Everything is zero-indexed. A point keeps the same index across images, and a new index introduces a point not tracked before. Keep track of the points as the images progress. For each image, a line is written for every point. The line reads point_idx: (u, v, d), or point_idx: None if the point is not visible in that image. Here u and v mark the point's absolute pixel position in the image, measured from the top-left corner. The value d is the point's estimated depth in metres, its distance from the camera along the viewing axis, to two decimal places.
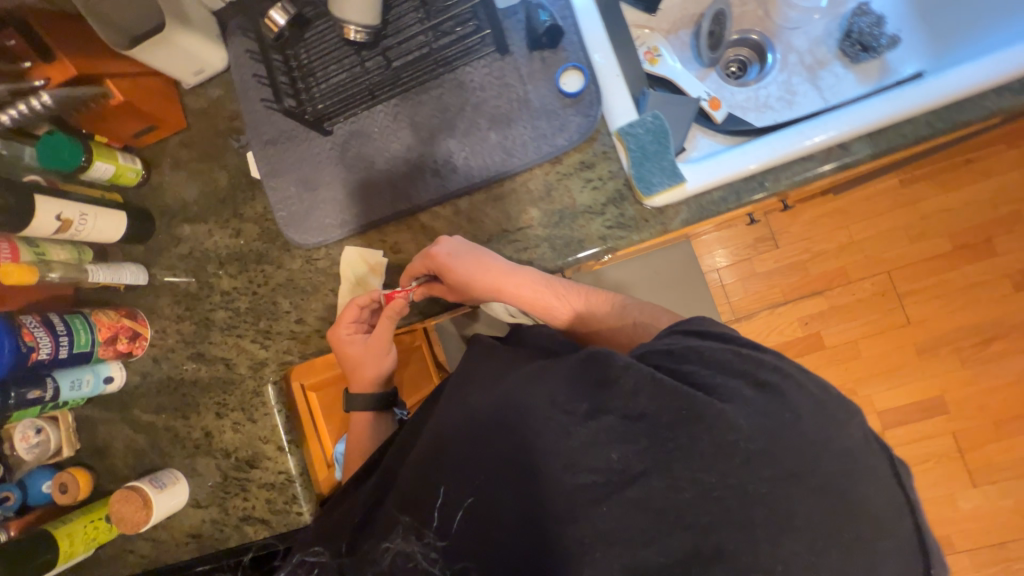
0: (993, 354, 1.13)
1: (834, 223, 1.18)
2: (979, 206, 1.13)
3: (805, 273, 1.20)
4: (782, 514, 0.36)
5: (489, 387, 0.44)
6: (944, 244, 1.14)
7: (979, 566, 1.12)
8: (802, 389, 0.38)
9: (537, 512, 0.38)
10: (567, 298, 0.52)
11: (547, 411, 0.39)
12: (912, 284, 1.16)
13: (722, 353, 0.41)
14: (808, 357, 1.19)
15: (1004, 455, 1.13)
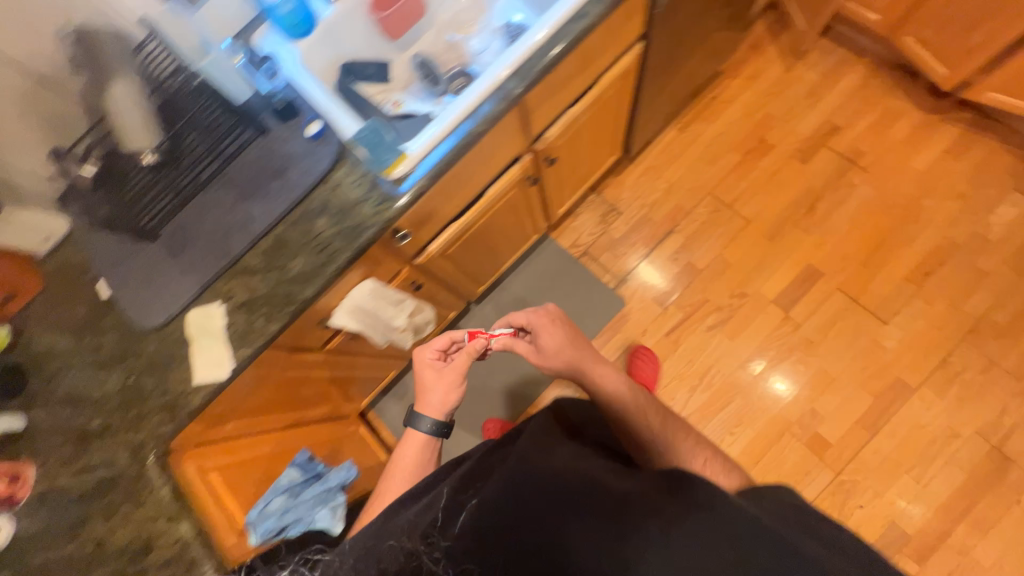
0: (824, 212, 1.31)
1: (651, 178, 1.42)
2: (741, 120, 1.41)
3: (652, 222, 1.39)
4: None
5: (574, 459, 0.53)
6: (734, 156, 1.39)
7: (938, 391, 1.15)
8: None
9: None
10: (646, 411, 0.68)
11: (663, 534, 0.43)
12: (733, 193, 1.37)
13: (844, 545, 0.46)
14: (693, 284, 1.32)
15: (890, 285, 1.23)
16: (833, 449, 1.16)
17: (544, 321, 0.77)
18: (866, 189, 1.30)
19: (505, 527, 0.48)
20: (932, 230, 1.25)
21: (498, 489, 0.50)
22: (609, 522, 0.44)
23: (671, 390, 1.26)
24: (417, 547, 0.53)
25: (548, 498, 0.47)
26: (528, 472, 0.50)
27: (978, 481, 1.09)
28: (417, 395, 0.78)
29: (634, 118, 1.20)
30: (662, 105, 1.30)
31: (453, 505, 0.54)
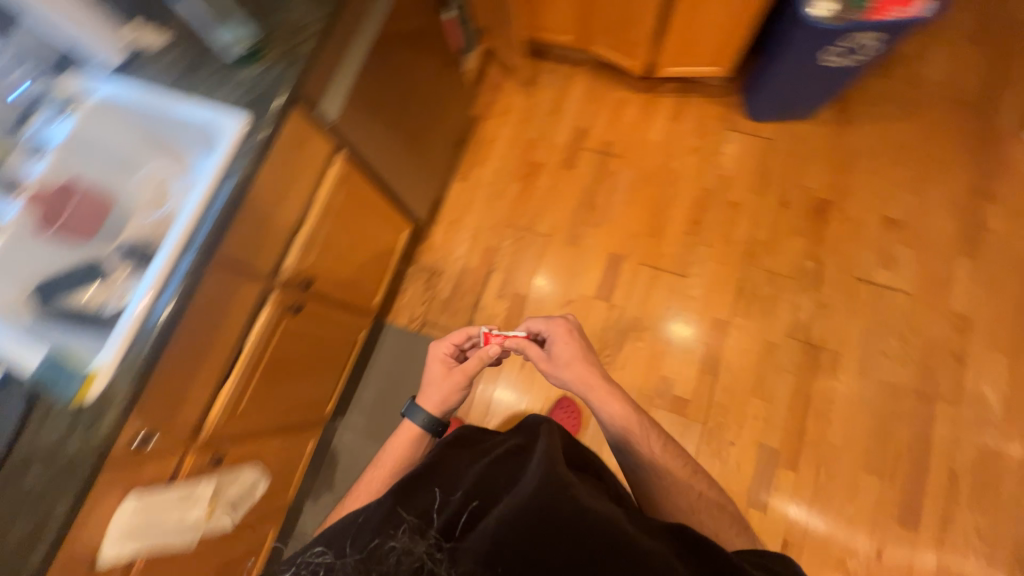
0: (603, 204, 1.47)
1: (457, 231, 1.51)
2: (509, 154, 1.56)
3: (473, 269, 1.47)
4: None
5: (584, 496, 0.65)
6: (516, 185, 1.53)
7: (744, 314, 1.31)
8: None
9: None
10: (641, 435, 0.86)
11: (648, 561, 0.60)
12: (527, 217, 1.49)
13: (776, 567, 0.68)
14: (527, 310, 1.40)
15: (676, 243, 1.40)
16: (692, 403, 1.26)
17: (563, 332, 0.93)
18: (626, 172, 1.48)
19: (519, 544, 0.61)
20: (686, 185, 1.44)
21: (520, 505, 0.63)
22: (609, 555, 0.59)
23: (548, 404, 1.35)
24: (408, 545, 0.68)
25: (552, 527, 0.61)
26: (541, 490, 0.63)
27: (803, 375, 1.25)
28: (424, 389, 0.94)
29: (399, 197, 1.27)
30: (430, 173, 1.40)
31: (469, 503, 0.70)
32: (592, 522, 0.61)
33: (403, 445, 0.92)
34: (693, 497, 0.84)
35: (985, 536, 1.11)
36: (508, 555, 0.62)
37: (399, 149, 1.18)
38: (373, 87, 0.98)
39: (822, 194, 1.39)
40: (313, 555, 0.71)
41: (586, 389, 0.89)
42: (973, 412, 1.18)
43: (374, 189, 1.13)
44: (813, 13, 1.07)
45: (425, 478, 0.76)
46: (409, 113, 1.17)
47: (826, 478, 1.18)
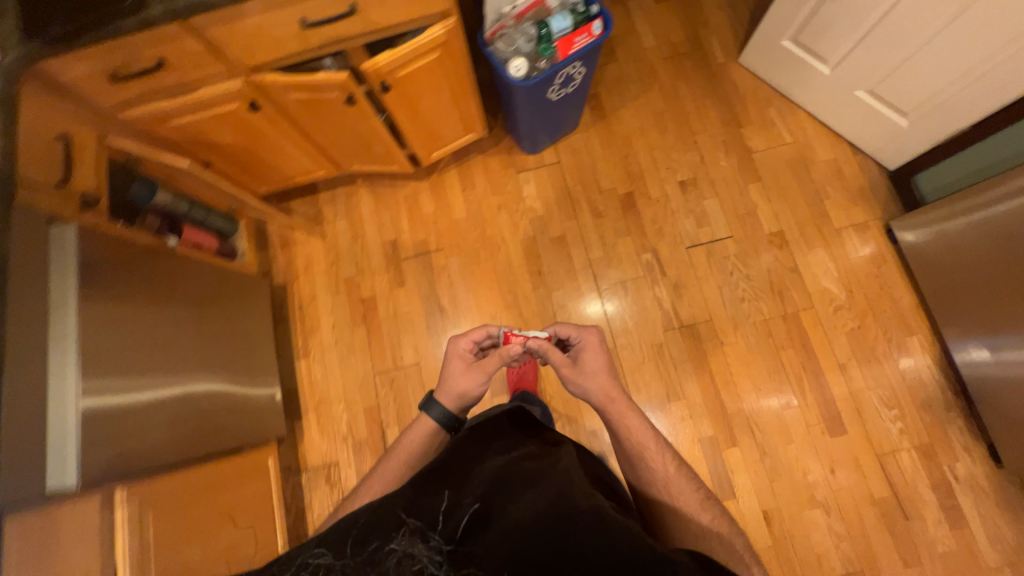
0: (449, 303, 1.41)
1: (326, 410, 1.36)
2: (336, 302, 1.45)
3: (364, 439, 1.34)
4: None
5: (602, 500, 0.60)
6: (359, 331, 1.41)
7: (623, 333, 1.34)
8: None
9: None
10: (658, 457, 0.80)
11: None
12: (388, 357, 1.39)
13: None
14: None
15: (533, 302, 1.39)
16: None
17: (595, 341, 0.92)
18: (453, 260, 1.44)
19: (539, 545, 0.53)
20: (512, 242, 1.44)
21: (548, 503, 0.57)
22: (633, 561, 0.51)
23: None
24: (409, 547, 0.55)
25: (574, 532, 0.53)
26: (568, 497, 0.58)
27: (696, 356, 1.31)
28: (443, 379, 0.93)
29: (243, 420, 1.12)
30: (266, 360, 1.26)
31: (483, 501, 0.60)
32: (619, 530, 0.54)
33: (416, 439, 0.87)
34: (714, 526, 0.73)
35: (890, 401, 1.24)
36: (521, 552, 0.53)
37: (212, 359, 1.04)
38: (134, 344, 0.84)
39: (622, 188, 1.45)
40: (310, 557, 0.57)
41: (608, 397, 0.86)
42: (827, 306, 1.31)
43: (203, 431, 0.98)
44: (516, 75, 1.06)
45: (435, 475, 0.66)
46: (201, 330, 1.03)
47: (761, 431, 1.25)
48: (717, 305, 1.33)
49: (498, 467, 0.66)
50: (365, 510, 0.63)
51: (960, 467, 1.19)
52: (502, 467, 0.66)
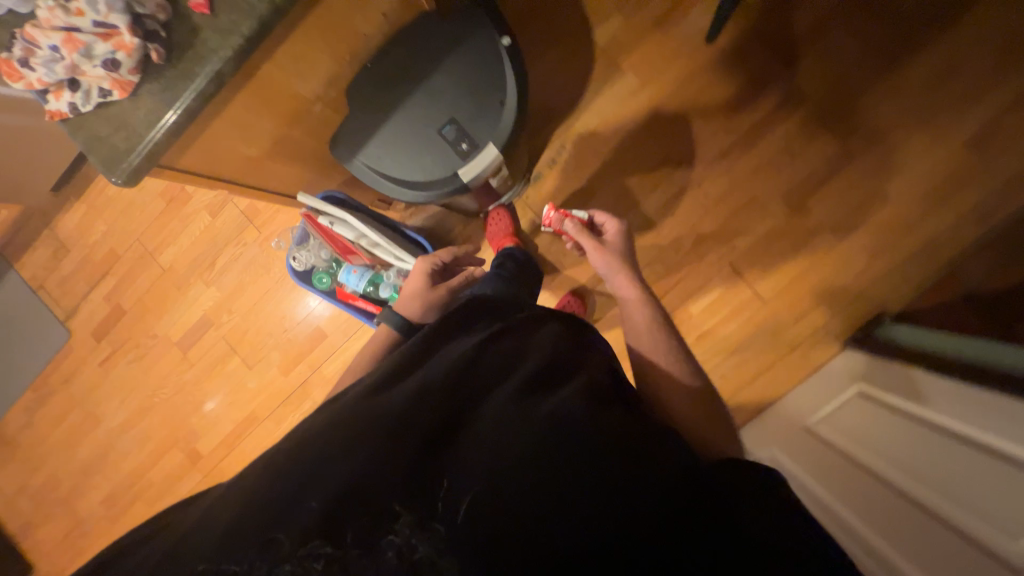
0: (221, 267, 1.47)
1: (93, 218, 1.53)
2: None
3: (93, 262, 1.54)
4: None
5: (549, 408, 0.52)
6: (160, 203, 1.49)
7: (272, 421, 1.49)
8: None
9: (610, 525, 0.45)
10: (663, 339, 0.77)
11: (658, 479, 0.48)
12: (155, 240, 1.50)
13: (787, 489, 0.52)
14: (120, 323, 1.53)
15: (257, 336, 1.48)
16: (205, 458, 1.54)
17: (615, 232, 0.93)
18: (254, 248, 1.45)
19: (533, 476, 0.47)
20: (299, 292, 1.45)
21: (529, 428, 0.50)
22: (615, 482, 0.47)
23: (119, 387, 1.56)
24: (415, 536, 0.45)
25: (576, 463, 0.48)
26: (562, 404, 0.53)
27: None
28: (402, 301, 0.84)
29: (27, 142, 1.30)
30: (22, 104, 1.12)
31: (438, 420, 0.52)
32: (621, 452, 0.49)
33: (375, 347, 0.76)
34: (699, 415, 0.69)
35: None
36: (509, 493, 0.46)
37: None
38: None
39: None
40: (308, 544, 0.44)
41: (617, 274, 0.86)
42: None
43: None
44: (291, 264, 0.93)
45: (385, 414, 0.51)
46: None
47: None
48: None
49: (455, 367, 0.56)
50: (320, 463, 0.47)
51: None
52: (456, 361, 0.57)
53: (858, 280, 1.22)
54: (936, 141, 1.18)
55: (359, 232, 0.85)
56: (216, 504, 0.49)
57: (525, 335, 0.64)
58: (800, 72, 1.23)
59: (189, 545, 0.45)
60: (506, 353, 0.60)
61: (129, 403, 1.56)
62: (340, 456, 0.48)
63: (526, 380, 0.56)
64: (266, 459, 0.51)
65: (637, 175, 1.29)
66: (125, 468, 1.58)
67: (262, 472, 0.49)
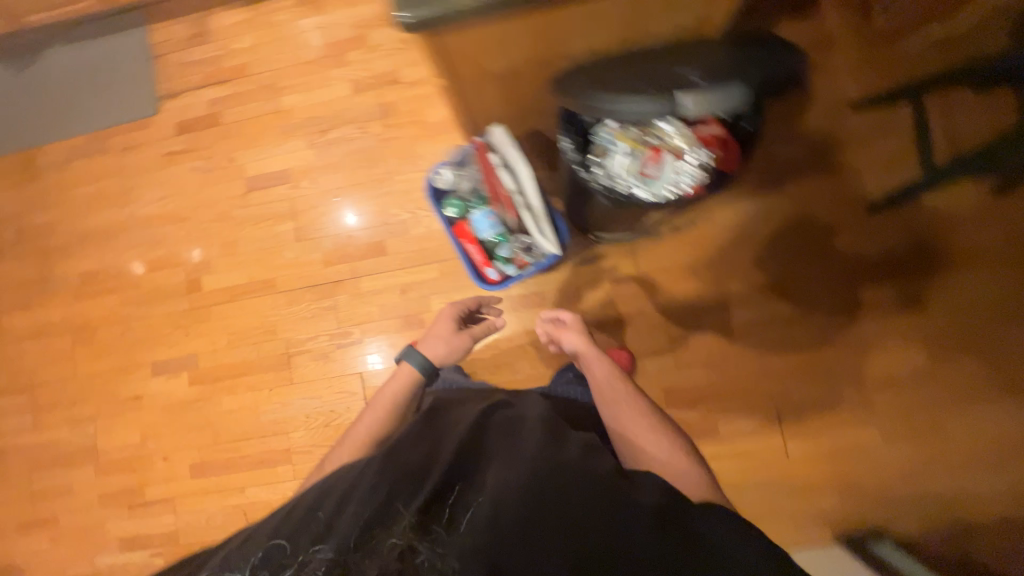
0: (330, 140, 1.46)
1: (246, 29, 1.51)
2: (345, 26, 1.47)
3: (219, 65, 1.52)
4: (735, 520, 0.63)
5: (522, 455, 0.69)
6: (314, 53, 1.48)
7: (284, 299, 1.45)
8: (746, 530, 0.62)
9: (559, 540, 0.59)
10: (617, 397, 0.90)
11: (598, 506, 0.61)
12: (287, 82, 1.48)
13: (699, 515, 0.63)
14: (208, 131, 1.50)
15: (321, 217, 1.45)
16: (202, 294, 1.48)
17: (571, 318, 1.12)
18: (371, 142, 1.44)
19: (501, 501, 0.62)
20: (383, 200, 1.43)
21: (509, 466, 0.67)
22: (560, 513, 0.61)
23: (167, 184, 1.51)
24: (414, 540, 0.59)
25: (534, 494, 0.62)
26: (527, 455, 0.68)
27: (263, 364, 1.44)
28: (424, 340, 1.08)
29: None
30: None
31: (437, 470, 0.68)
32: (578, 481, 0.64)
33: (397, 383, 0.98)
34: (687, 450, 0.81)
35: (206, 521, 1.44)
36: (486, 516, 0.61)
37: None
38: None
39: (427, 313, 1.40)
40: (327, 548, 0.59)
41: (580, 343, 1.04)
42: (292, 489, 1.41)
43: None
44: (433, 178, 0.93)
45: (393, 464, 0.69)
46: None
47: (197, 407, 1.46)
48: (300, 387, 1.43)
49: (458, 432, 0.76)
50: (345, 495, 0.66)
51: (155, 557, 1.45)
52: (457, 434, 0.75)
53: (878, 488, 1.23)
54: (1004, 409, 1.22)
55: (519, 190, 0.85)
56: (260, 530, 0.66)
57: (513, 413, 0.84)
58: (908, 275, 1.27)
59: (230, 559, 0.61)
60: (499, 422, 0.80)
61: (166, 204, 1.51)
62: (359, 493, 0.65)
63: (512, 434, 0.75)
64: (304, 498, 0.69)
65: (738, 285, 1.31)
66: (123, 258, 1.51)
67: (300, 506, 0.67)
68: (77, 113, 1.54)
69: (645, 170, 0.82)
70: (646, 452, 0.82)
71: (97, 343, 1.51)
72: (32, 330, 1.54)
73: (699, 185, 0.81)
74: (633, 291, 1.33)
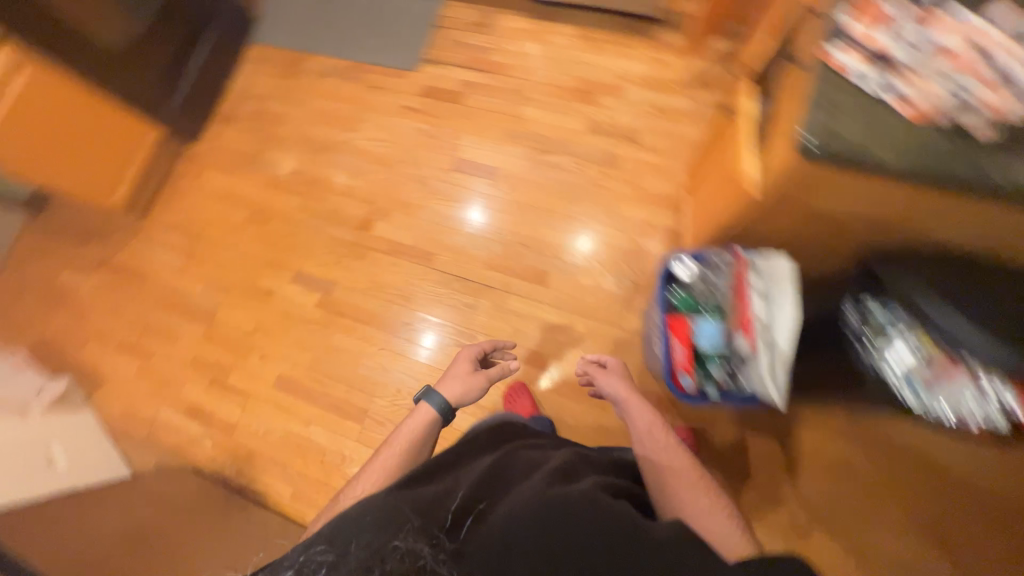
0: (546, 161, 1.50)
1: (522, 37, 1.62)
2: (610, 73, 1.53)
3: (484, 56, 1.63)
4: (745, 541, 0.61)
5: (527, 489, 0.75)
6: (570, 83, 1.55)
7: (433, 275, 1.48)
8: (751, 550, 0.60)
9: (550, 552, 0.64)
10: (654, 443, 0.86)
11: (580, 528, 0.65)
12: (535, 96, 1.56)
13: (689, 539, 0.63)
14: (446, 104, 1.61)
15: (503, 222, 1.49)
16: (368, 234, 1.56)
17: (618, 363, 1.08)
18: (582, 180, 1.47)
19: (508, 523, 0.70)
20: (566, 235, 1.44)
21: (516, 497, 0.74)
22: (552, 530, 0.66)
23: (390, 130, 1.63)
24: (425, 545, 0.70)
25: (530, 516, 0.69)
26: (531, 488, 0.74)
27: (385, 321, 1.48)
28: (441, 381, 0.97)
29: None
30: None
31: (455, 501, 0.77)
32: (568, 506, 0.68)
33: (413, 427, 0.89)
34: (725, 509, 0.75)
35: (264, 430, 1.47)
36: (498, 533, 0.69)
37: None
38: None
39: (553, 358, 1.37)
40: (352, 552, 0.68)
41: (622, 389, 0.99)
42: (350, 447, 1.41)
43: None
44: (674, 263, 0.89)
45: (416, 488, 0.79)
46: None
47: (310, 327, 1.52)
48: (406, 359, 1.44)
49: (478, 470, 0.83)
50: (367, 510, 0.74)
51: (207, 436, 1.50)
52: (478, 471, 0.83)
53: None
54: None
55: (765, 324, 0.79)
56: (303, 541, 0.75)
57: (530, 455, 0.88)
58: None
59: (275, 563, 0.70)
60: (516, 463, 0.85)
61: (381, 146, 1.62)
62: (381, 507, 0.74)
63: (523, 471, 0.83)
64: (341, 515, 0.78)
65: (865, 443, 1.18)
66: (323, 172, 1.64)
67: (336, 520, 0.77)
68: (353, 43, 1.73)
69: (934, 378, 0.77)
70: (678, 504, 0.77)
71: (264, 229, 1.63)
72: (222, 193, 1.70)
73: (987, 426, 0.77)
74: (771, 449, 1.20)
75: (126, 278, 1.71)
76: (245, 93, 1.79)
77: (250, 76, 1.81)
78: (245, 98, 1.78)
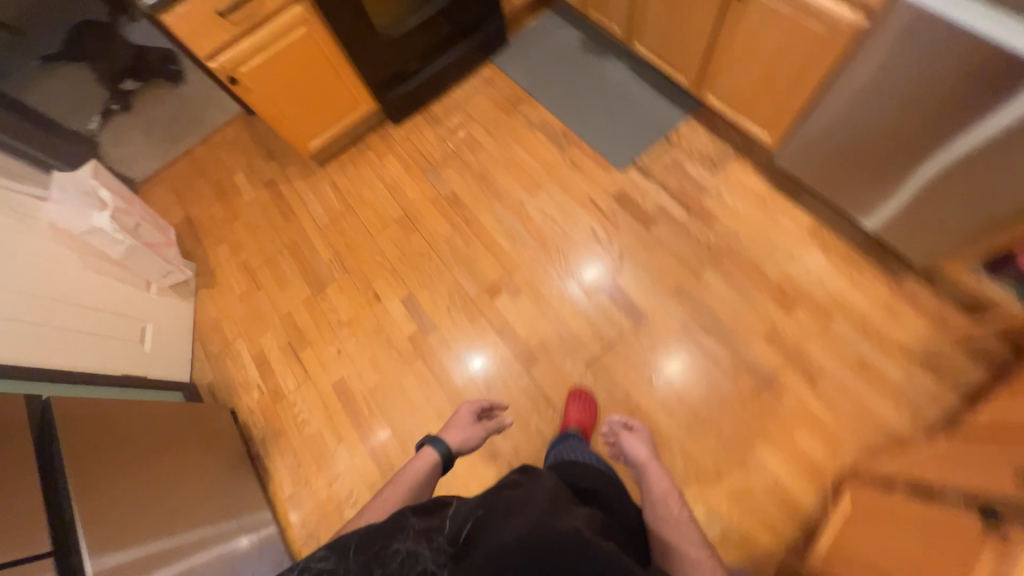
0: (701, 339, 1.32)
1: (748, 198, 1.44)
2: (825, 290, 1.30)
3: (698, 195, 1.48)
4: None
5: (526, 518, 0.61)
6: (773, 275, 1.34)
7: (525, 379, 1.38)
8: None
9: None
10: (666, 507, 0.85)
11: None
12: (727, 266, 1.38)
13: None
14: (633, 221, 1.49)
15: (621, 372, 1.34)
16: (490, 300, 1.49)
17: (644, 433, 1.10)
18: (728, 383, 1.26)
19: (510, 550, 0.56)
20: (678, 430, 1.25)
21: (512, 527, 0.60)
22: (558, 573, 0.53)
23: (565, 214, 1.55)
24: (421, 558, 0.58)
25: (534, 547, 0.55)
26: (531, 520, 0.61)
27: (456, 393, 1.41)
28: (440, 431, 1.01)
29: (903, 193, 1.11)
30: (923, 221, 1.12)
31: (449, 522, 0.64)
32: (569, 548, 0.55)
33: (418, 469, 0.88)
34: None
35: (302, 418, 1.48)
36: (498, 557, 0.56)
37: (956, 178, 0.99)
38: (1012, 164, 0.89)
39: None
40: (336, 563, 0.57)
41: (646, 455, 1.00)
42: (360, 487, 1.37)
43: (900, 138, 1.03)
44: None
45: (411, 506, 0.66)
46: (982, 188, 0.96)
47: (392, 352, 1.50)
48: None
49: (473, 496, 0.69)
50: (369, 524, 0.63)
51: (258, 389, 1.54)
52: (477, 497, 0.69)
53: None
54: None
55: None
56: None
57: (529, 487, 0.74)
58: None
59: None
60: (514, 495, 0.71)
61: (548, 224, 1.55)
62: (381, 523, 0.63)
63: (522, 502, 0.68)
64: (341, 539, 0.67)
65: None
66: (483, 216, 1.61)
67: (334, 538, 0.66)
68: (578, 115, 1.67)
69: None
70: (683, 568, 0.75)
71: (405, 237, 1.64)
72: (391, 182, 1.75)
73: None
74: None
75: (279, 207, 1.83)
76: (460, 104, 1.82)
77: (473, 92, 1.83)
78: (457, 109, 1.81)
